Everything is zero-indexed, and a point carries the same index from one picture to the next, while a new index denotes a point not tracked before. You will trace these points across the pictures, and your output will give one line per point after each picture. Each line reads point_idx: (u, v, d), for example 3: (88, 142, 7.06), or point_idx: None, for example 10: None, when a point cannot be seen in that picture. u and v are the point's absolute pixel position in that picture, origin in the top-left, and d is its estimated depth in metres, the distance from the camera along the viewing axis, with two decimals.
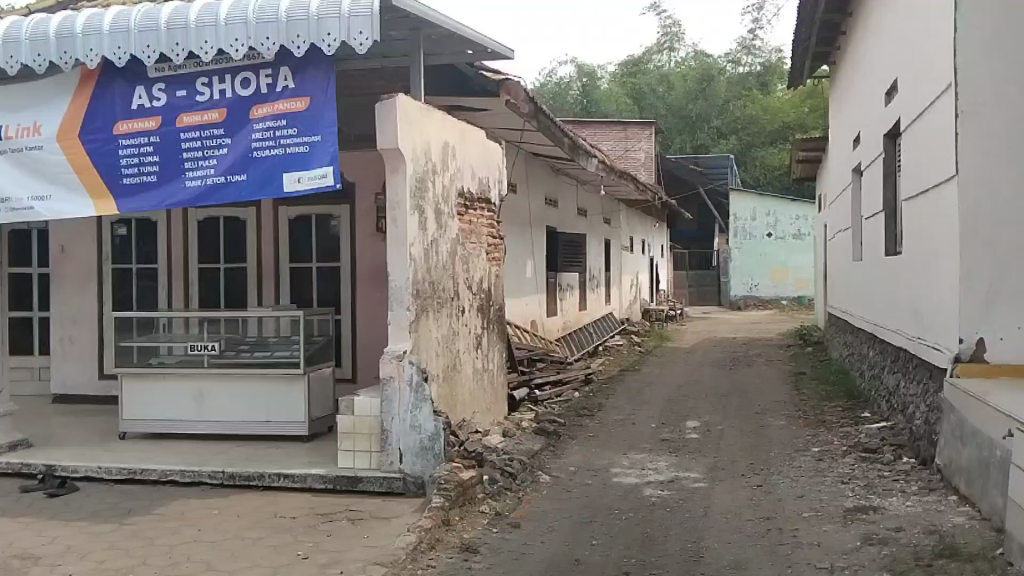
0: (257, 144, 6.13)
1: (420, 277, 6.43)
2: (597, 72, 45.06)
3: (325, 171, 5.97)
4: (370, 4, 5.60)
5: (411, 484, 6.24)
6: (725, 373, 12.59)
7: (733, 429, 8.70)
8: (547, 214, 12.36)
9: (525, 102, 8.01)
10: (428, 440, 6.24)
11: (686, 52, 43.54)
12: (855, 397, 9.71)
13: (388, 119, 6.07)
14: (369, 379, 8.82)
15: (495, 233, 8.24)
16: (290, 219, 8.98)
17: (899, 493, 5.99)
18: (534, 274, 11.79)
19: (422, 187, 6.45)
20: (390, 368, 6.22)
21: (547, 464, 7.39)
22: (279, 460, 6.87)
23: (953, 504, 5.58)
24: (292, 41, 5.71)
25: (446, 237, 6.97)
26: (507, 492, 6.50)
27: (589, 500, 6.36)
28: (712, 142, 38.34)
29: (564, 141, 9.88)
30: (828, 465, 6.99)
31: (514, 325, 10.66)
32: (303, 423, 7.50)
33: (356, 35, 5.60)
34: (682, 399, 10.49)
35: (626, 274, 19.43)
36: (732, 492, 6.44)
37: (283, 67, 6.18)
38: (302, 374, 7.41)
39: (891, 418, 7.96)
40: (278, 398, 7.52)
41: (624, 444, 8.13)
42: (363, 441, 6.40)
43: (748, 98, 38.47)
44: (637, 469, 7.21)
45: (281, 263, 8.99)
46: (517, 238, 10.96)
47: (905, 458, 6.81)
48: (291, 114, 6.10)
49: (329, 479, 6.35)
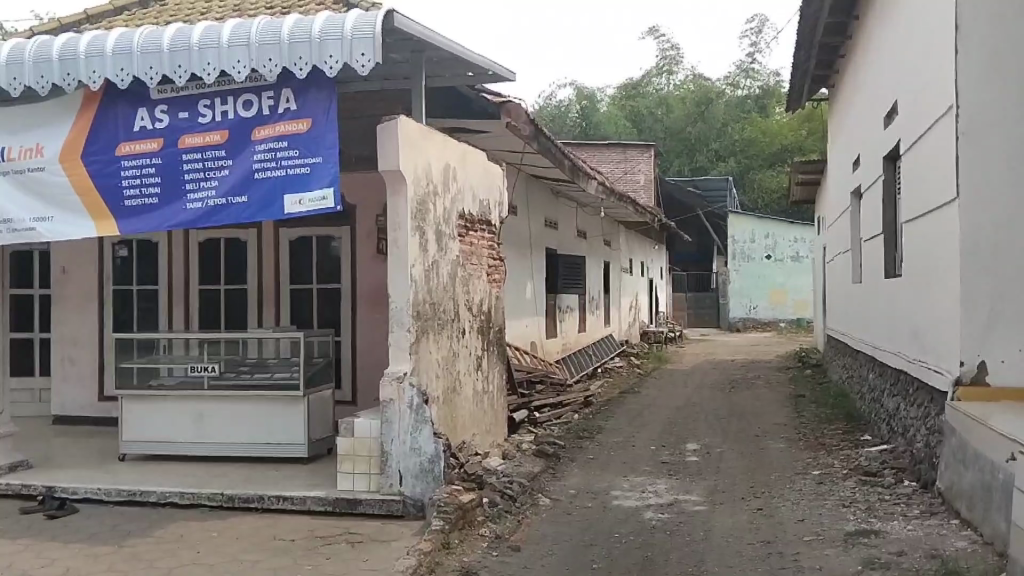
0: (258, 166, 6.14)
1: (420, 299, 6.43)
2: (597, 95, 45.41)
3: (325, 192, 5.98)
4: (372, 26, 5.63)
5: (410, 507, 6.20)
6: (725, 396, 12.58)
7: (733, 451, 8.68)
8: (547, 236, 12.39)
9: (526, 124, 8.04)
10: (428, 462, 6.23)
11: (686, 76, 43.87)
12: (855, 420, 9.68)
13: (389, 140, 6.09)
14: (369, 401, 8.79)
15: (496, 254, 8.25)
16: (291, 240, 8.98)
17: (901, 517, 5.95)
18: (534, 296, 11.81)
19: (422, 208, 6.47)
20: (390, 390, 6.20)
21: (547, 486, 7.35)
22: (279, 482, 6.84)
23: (955, 528, 5.55)
24: (294, 63, 5.74)
25: (447, 258, 6.97)
26: (507, 515, 6.47)
27: (589, 523, 6.33)
28: (711, 165, 38.51)
29: (565, 163, 9.92)
30: (829, 489, 6.96)
31: (514, 346, 10.65)
32: (303, 446, 7.46)
33: (358, 56, 5.63)
34: (683, 421, 10.47)
35: (625, 296, 19.47)
36: (733, 515, 6.41)
37: (284, 89, 6.20)
38: (302, 396, 7.38)
39: (891, 441, 7.93)
40: (278, 420, 7.49)
41: (624, 466, 8.09)
42: (363, 463, 6.37)
43: (747, 122, 38.68)
44: (637, 491, 7.18)
45: (281, 284, 8.99)
46: (518, 259, 10.99)
47: (905, 481, 6.79)
48: (292, 136, 6.12)
49: (328, 502, 6.31)
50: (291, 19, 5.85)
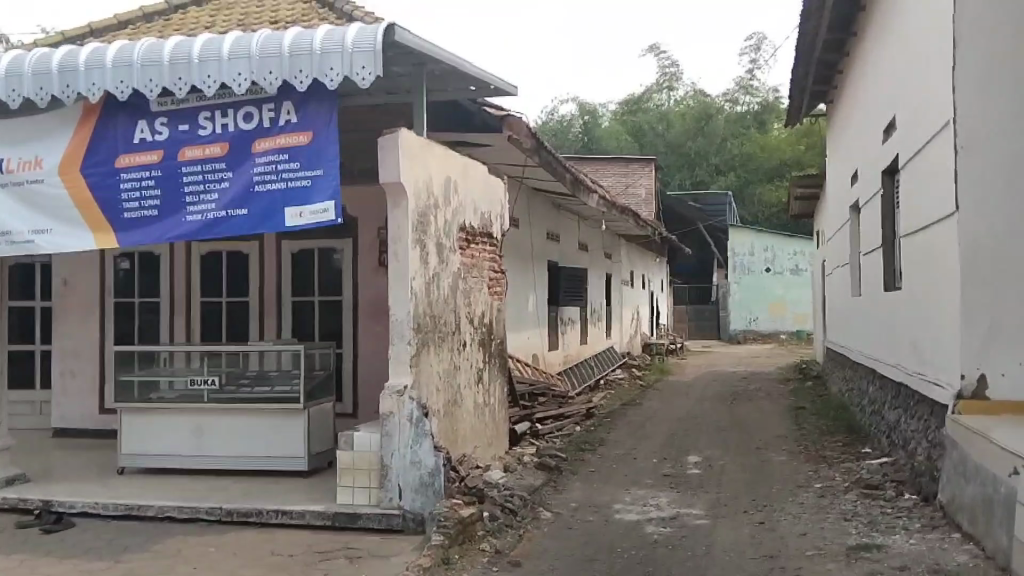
0: (258, 178, 6.14)
1: (421, 312, 6.42)
2: (597, 109, 45.54)
3: (326, 205, 5.98)
4: (372, 39, 5.65)
5: (410, 521, 6.16)
6: (726, 408, 12.55)
7: (735, 465, 8.64)
8: (548, 249, 12.39)
9: (528, 138, 8.05)
10: (428, 475, 6.18)
11: (685, 90, 44.03)
12: (856, 432, 9.66)
13: (390, 154, 6.09)
14: (369, 414, 8.76)
15: (496, 267, 8.24)
16: (291, 253, 8.98)
17: (903, 531, 5.92)
18: (535, 308, 11.80)
19: (423, 221, 6.47)
20: (390, 404, 6.20)
21: (547, 499, 7.32)
22: (279, 495, 6.81)
23: (958, 543, 5.51)
24: (295, 76, 5.75)
25: (447, 270, 6.97)
26: (506, 529, 6.44)
27: (590, 538, 6.29)
28: (711, 179, 38.63)
29: (566, 176, 9.93)
30: (832, 502, 6.92)
31: (514, 359, 10.63)
32: (303, 459, 7.44)
33: (359, 69, 5.64)
34: (683, 434, 10.44)
35: (626, 309, 19.46)
36: (735, 529, 6.37)
37: (285, 102, 6.21)
38: (302, 409, 7.36)
39: (893, 454, 7.90)
40: (278, 433, 7.47)
41: (625, 480, 8.06)
42: (363, 477, 6.34)
43: (746, 136, 38.78)
44: (638, 505, 7.15)
45: (282, 297, 8.98)
46: (518, 272, 10.98)
47: (907, 495, 6.76)
48: (293, 148, 6.13)
49: (327, 516, 6.27)
50: (291, 32, 5.87)
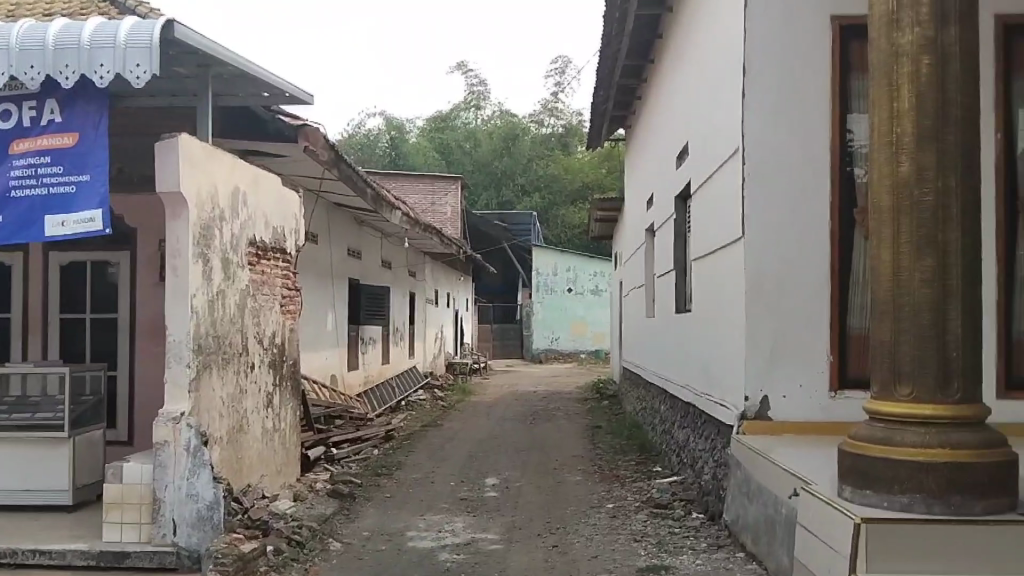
0: (17, 183, 5.52)
1: (203, 332, 5.94)
2: (406, 126, 45.43)
3: (92, 215, 5.41)
4: (149, 35, 5.15)
5: (186, 558, 5.67)
6: (526, 427, 12.64)
7: (532, 486, 8.64)
8: (349, 265, 12.03)
9: (325, 150, 7.73)
10: (206, 509, 5.75)
11: (493, 112, 44.77)
12: (648, 450, 9.93)
13: (170, 160, 5.60)
14: (147, 441, 8.08)
15: (290, 285, 7.84)
16: (61, 265, 8.17)
17: (690, 550, 6.06)
18: (335, 327, 11.40)
19: (207, 234, 6.00)
20: (165, 432, 5.67)
21: (339, 530, 6.98)
22: (34, 535, 6.09)
23: (740, 561, 5.69)
24: (59, 71, 5.17)
25: (235, 288, 6.52)
26: (293, 563, 6.04)
27: (381, 569, 6.02)
28: (516, 199, 39.37)
29: (367, 191, 9.65)
30: (624, 522, 7.02)
31: (310, 380, 10.19)
32: (66, 492, 6.72)
33: (132, 67, 5.14)
34: (483, 454, 10.38)
35: (430, 327, 19.33)
36: (529, 554, 6.31)
37: (49, 99, 5.57)
38: (66, 438, 6.66)
39: (681, 472, 8.15)
40: (37, 464, 6.71)
41: (421, 505, 7.85)
42: (133, 512, 5.80)
43: (550, 159, 39.88)
44: (433, 532, 6.95)
45: (49, 313, 8.15)
46: (317, 290, 10.57)
47: (694, 513, 6.96)
48: (57, 150, 5.52)
49: (90, 555, 5.67)
50: (59, 23, 5.30)
